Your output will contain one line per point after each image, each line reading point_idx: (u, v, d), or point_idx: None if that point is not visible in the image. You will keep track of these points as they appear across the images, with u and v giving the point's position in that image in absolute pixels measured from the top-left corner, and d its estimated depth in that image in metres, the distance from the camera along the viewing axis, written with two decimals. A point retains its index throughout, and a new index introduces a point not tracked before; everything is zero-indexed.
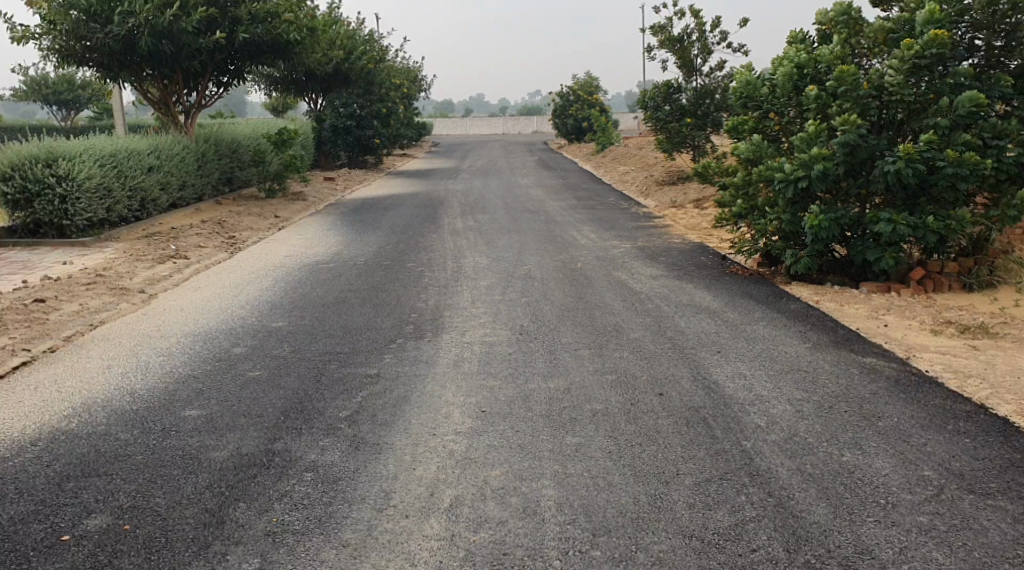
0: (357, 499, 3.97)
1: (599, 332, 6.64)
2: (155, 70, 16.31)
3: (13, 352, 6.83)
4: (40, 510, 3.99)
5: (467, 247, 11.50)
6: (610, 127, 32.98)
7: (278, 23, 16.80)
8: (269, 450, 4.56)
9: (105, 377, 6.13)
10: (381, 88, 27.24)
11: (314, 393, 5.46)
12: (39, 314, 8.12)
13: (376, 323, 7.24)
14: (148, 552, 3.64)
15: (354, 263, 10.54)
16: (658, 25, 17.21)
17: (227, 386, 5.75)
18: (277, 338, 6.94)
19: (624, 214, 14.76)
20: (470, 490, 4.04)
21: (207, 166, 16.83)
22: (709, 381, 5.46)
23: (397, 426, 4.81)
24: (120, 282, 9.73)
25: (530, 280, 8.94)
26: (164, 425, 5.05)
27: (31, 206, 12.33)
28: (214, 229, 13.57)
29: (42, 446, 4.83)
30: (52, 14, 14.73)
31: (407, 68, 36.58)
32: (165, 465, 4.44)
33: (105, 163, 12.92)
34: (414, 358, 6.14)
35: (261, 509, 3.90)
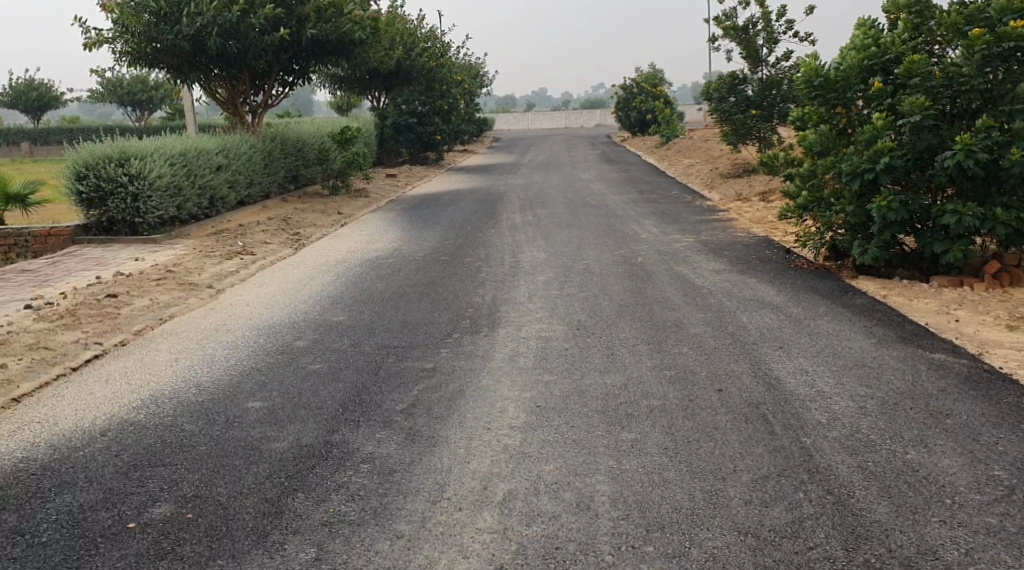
0: (411, 492, 4.00)
1: (658, 327, 6.58)
2: (223, 70, 16.69)
3: (86, 345, 7.06)
4: (108, 498, 4.12)
5: (527, 242, 11.50)
6: (675, 120, 32.67)
7: (343, 21, 17.03)
8: (328, 441, 4.63)
9: (173, 370, 6.30)
10: (442, 85, 27.41)
11: (372, 387, 5.52)
12: (112, 309, 8.38)
13: (433, 318, 7.29)
14: (211, 540, 3.71)
15: (414, 258, 10.64)
16: (724, 14, 16.96)
17: (289, 379, 5.86)
18: (338, 332, 7.05)
19: (687, 207, 14.59)
20: (523, 484, 4.04)
21: (273, 164, 17.16)
22: (770, 376, 5.36)
23: (452, 420, 4.83)
24: (190, 278, 9.99)
25: (589, 275, 8.90)
26: (228, 417, 5.17)
27: (105, 205, 12.73)
28: (280, 226, 13.82)
29: (111, 436, 4.99)
30: (125, 17, 15.20)
31: (468, 64, 36.72)
32: (228, 455, 4.55)
33: (175, 163, 13.28)
34: (470, 352, 6.17)
35: (318, 500, 3.96)
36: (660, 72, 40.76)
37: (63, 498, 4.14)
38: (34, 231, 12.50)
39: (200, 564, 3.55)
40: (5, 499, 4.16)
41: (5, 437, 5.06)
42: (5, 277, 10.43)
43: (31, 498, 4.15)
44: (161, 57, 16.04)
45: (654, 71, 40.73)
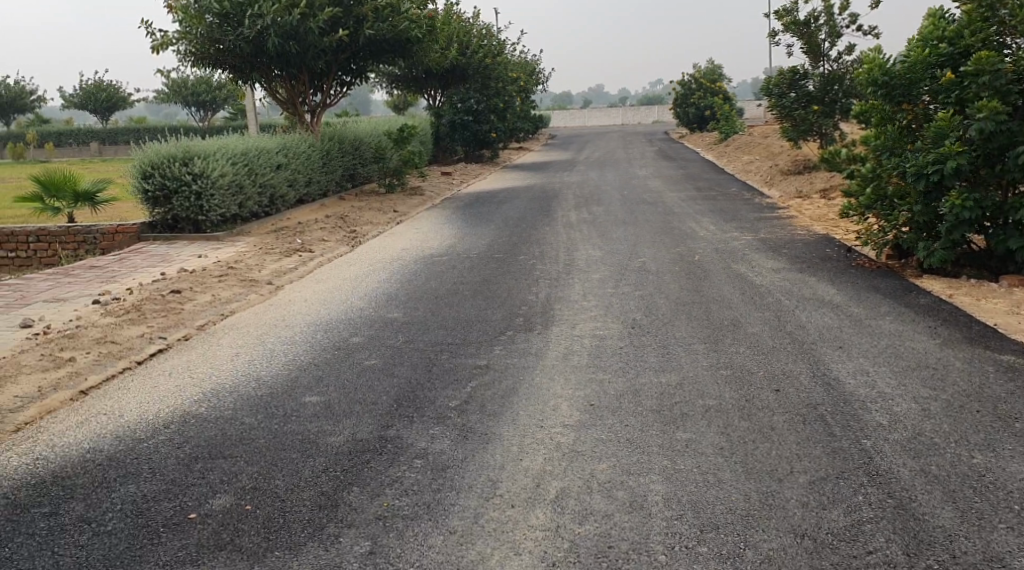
0: (464, 488, 4.02)
1: (715, 326, 6.50)
2: (282, 70, 16.96)
3: (150, 339, 7.24)
4: (170, 489, 4.21)
5: (582, 239, 11.46)
6: (734, 115, 32.25)
7: (400, 20, 17.16)
8: (382, 436, 4.69)
9: (233, 364, 6.44)
10: (498, 82, 27.47)
11: (426, 383, 5.57)
12: (176, 304, 8.58)
13: (487, 315, 7.32)
14: (268, 532, 3.75)
15: (469, 256, 10.69)
16: (784, 9, 16.69)
17: (345, 374, 5.94)
18: (393, 329, 7.11)
19: (745, 205, 14.39)
20: (576, 482, 4.03)
21: (331, 163, 17.40)
22: (829, 377, 5.26)
23: (505, 417, 4.85)
24: (250, 274, 10.19)
25: (645, 273, 8.83)
26: (286, 411, 5.26)
27: (169, 203, 13.04)
28: (337, 224, 14.01)
29: (174, 428, 5.11)
30: (189, 19, 15.58)
31: (524, 61, 36.74)
32: (285, 449, 4.63)
33: (237, 162, 13.55)
34: (523, 350, 6.17)
35: (373, 494, 4.00)
36: (719, 67, 40.25)
37: (128, 488, 4.25)
38: (101, 228, 12.71)
39: (257, 555, 3.59)
40: (73, 488, 4.28)
41: (74, 427, 5.22)
42: (74, 273, 10.76)
43: (98, 488, 4.27)
44: (223, 58, 16.38)
45: (712, 67, 40.26)
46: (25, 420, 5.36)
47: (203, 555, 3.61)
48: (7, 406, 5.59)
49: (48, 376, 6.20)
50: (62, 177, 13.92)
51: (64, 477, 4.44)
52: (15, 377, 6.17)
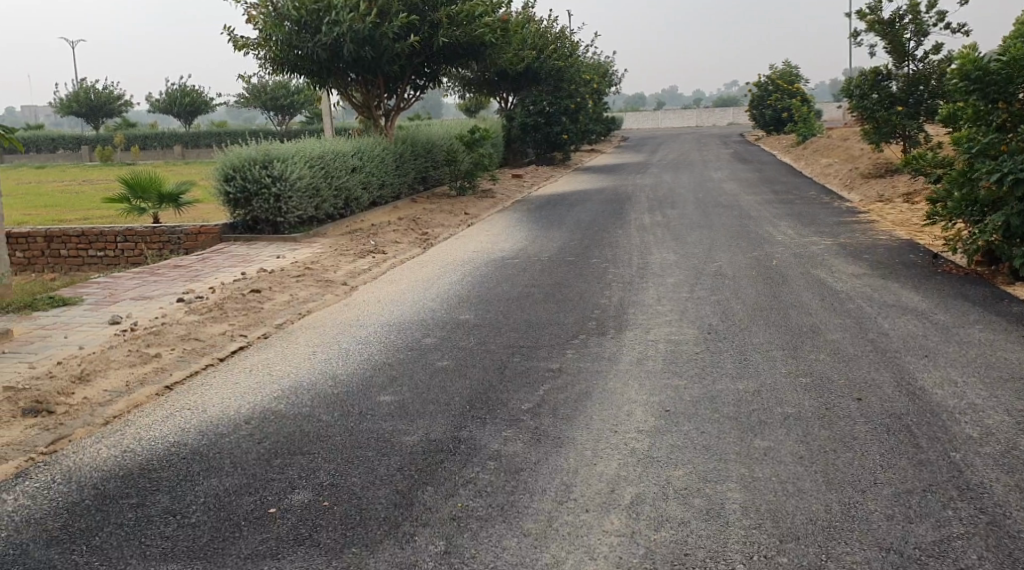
0: (538, 491, 4.01)
1: (793, 333, 6.37)
2: (358, 74, 17.25)
3: (231, 337, 7.43)
4: (250, 484, 4.31)
5: (656, 243, 11.36)
6: (813, 118, 31.57)
7: (475, 25, 17.25)
8: (455, 437, 4.72)
9: (310, 363, 6.56)
10: (570, 85, 27.44)
11: (499, 385, 5.58)
12: (255, 304, 8.78)
13: (559, 319, 7.30)
14: (345, 528, 3.78)
15: (541, 258, 10.69)
16: (868, 8, 16.27)
17: (419, 374, 5.99)
18: (464, 331, 7.15)
19: (824, 209, 14.09)
20: (652, 488, 3.99)
21: (404, 166, 17.63)
22: (915, 387, 5.09)
23: (580, 421, 4.83)
24: (326, 275, 10.38)
25: (721, 278, 8.71)
26: (362, 409, 5.34)
27: (250, 205, 13.38)
28: (410, 226, 14.17)
29: (254, 424, 5.23)
30: (269, 26, 16.08)
31: (596, 63, 36.60)
32: (361, 447, 4.69)
33: (314, 165, 13.85)
34: (597, 354, 6.15)
35: (447, 495, 4.02)
36: (796, 69, 39.44)
37: (210, 482, 4.37)
38: (185, 229, 13.08)
39: (335, 551, 3.61)
40: (159, 481, 4.41)
41: (158, 422, 5.39)
42: (160, 272, 11.12)
43: (182, 481, 4.39)
44: (302, 64, 16.74)
45: (789, 69, 39.48)
46: (114, 414, 5.55)
47: (282, 550, 3.64)
48: (97, 399, 5.80)
49: (135, 371, 6.41)
50: (148, 179, 14.39)
51: (150, 469, 4.58)
52: (105, 371, 6.40)
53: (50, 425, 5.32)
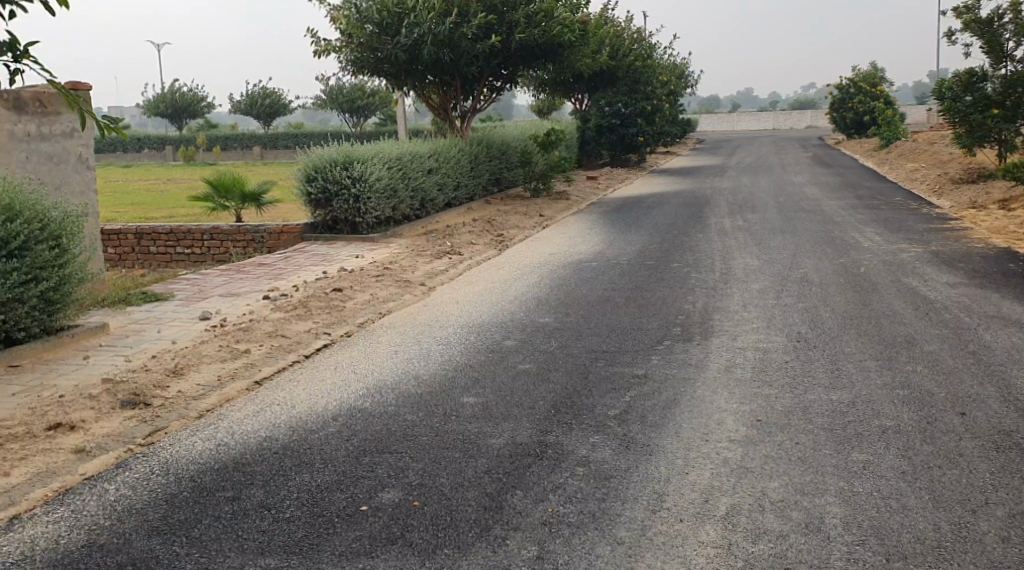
0: (630, 499, 3.97)
1: (887, 342, 6.19)
2: (437, 76, 17.43)
3: (315, 335, 7.56)
4: (341, 480, 4.37)
5: (737, 248, 11.19)
6: (898, 121, 30.62)
7: (553, 25, 17.25)
8: (542, 442, 4.70)
9: (391, 362, 6.63)
10: (648, 87, 26.69)
11: (583, 390, 5.56)
12: (337, 302, 8.92)
13: (642, 324, 7.25)
14: (437, 529, 3.79)
15: (620, 262, 10.63)
16: (965, 6, 15.75)
17: (501, 376, 6.01)
18: (546, 334, 7.15)
19: (913, 215, 13.67)
20: (747, 500, 3.90)
21: (478, 167, 17.76)
22: (1022, 402, 4.88)
23: (669, 429, 4.78)
24: (404, 275, 10.49)
25: (807, 285, 8.51)
26: (447, 409, 5.38)
27: (330, 205, 13.63)
28: (485, 227, 14.24)
29: (342, 421, 5.30)
30: (351, 29, 16.39)
31: (674, 65, 36.24)
32: (448, 447, 4.72)
33: (392, 166, 14.05)
34: (683, 360, 6.08)
35: (538, 499, 4.01)
36: (882, 71, 38.26)
37: (302, 477, 4.44)
38: (268, 228, 13.37)
39: (428, 551, 3.61)
40: (253, 475, 4.50)
41: (250, 416, 5.50)
42: (245, 270, 11.39)
43: (275, 475, 4.48)
44: (382, 66, 17.00)
45: (874, 70, 38.33)
46: (207, 408, 5.68)
47: (375, 548, 3.66)
48: (191, 393, 5.94)
49: (226, 367, 6.56)
50: (233, 179, 14.78)
51: (244, 463, 4.68)
52: (198, 366, 6.57)
53: (147, 418, 5.46)
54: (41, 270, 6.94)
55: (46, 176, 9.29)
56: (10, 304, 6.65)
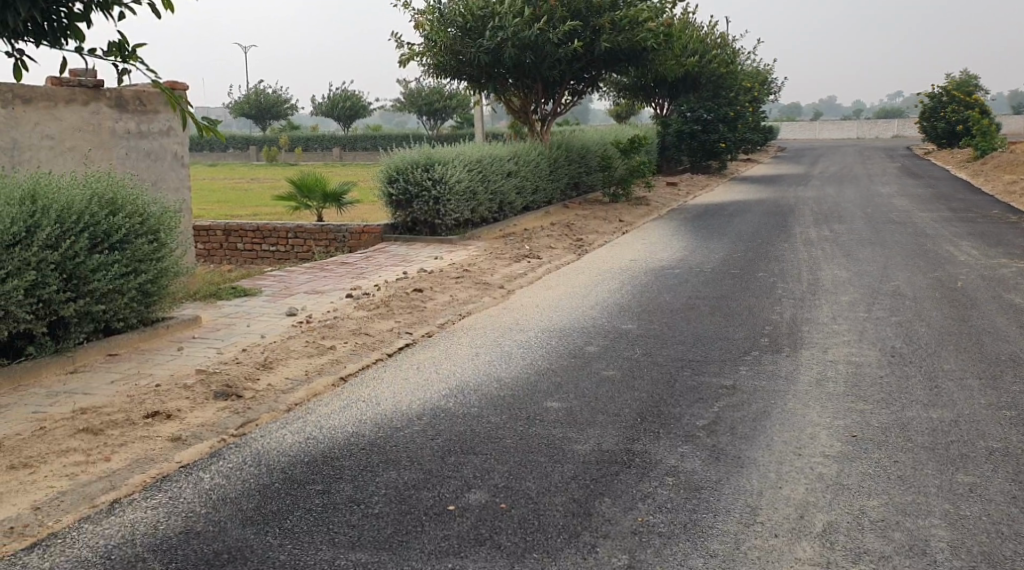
0: (722, 511, 3.89)
1: (990, 361, 5.94)
2: (519, 79, 17.47)
3: (397, 334, 7.64)
4: (428, 479, 4.39)
5: (824, 258, 10.91)
6: (994, 131, 29.41)
7: (638, 30, 17.12)
8: (629, 449, 4.65)
9: (474, 364, 6.64)
10: (730, 93, 26.92)
11: (670, 399, 5.48)
12: (418, 302, 9.00)
13: (728, 333, 7.11)
14: (525, 532, 3.78)
15: (702, 270, 10.47)
16: None
17: (584, 383, 5.96)
18: (629, 340, 7.07)
19: (1012, 228, 13.14)
20: (845, 517, 3.78)
21: (557, 172, 17.74)
22: None
23: (759, 441, 4.68)
24: (483, 277, 10.53)
25: (901, 298, 8.25)
26: (531, 413, 5.36)
27: (410, 206, 13.78)
28: (564, 232, 14.21)
29: (426, 420, 5.34)
30: (434, 33, 16.55)
31: (756, 71, 35.66)
32: (534, 451, 4.70)
33: (473, 169, 14.16)
34: (773, 372, 5.93)
35: (626, 507, 3.96)
36: (976, 79, 36.99)
37: (389, 474, 4.48)
38: (350, 228, 13.57)
39: (517, 553, 3.60)
40: (342, 470, 4.56)
41: (336, 411, 5.58)
42: (328, 268, 11.59)
43: (363, 471, 4.52)
44: (464, 69, 17.12)
45: (968, 78, 37.11)
46: (295, 402, 5.79)
47: (464, 549, 3.66)
48: (280, 387, 6.06)
49: (312, 362, 6.67)
50: (316, 179, 15.06)
51: (333, 457, 4.74)
52: (286, 361, 6.69)
53: (239, 409, 5.59)
54: (140, 263, 7.16)
55: (144, 173, 9.60)
56: (110, 295, 6.88)
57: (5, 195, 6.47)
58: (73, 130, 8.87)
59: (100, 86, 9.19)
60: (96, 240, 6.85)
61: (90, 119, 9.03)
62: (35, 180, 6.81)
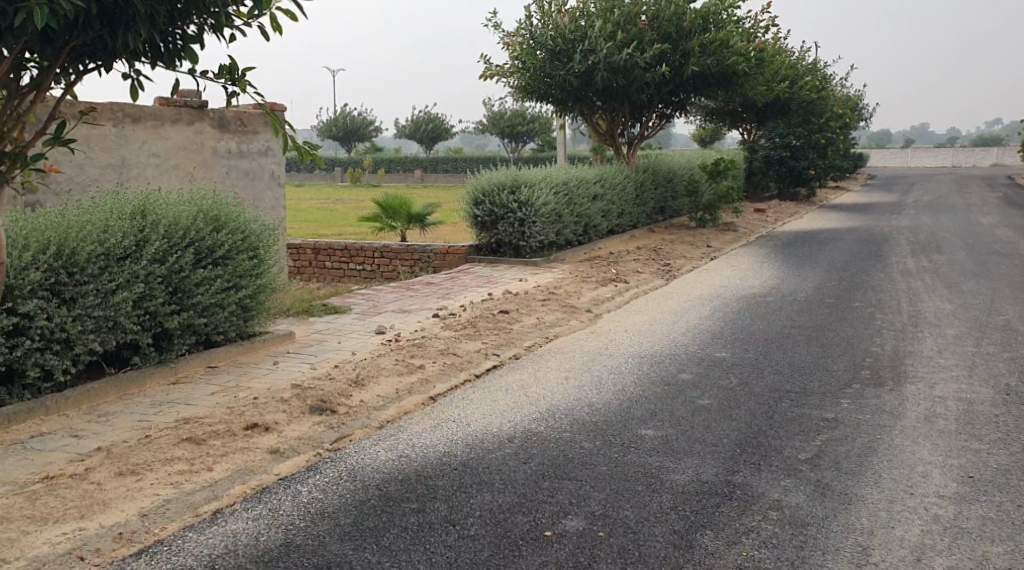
0: (831, 550, 3.73)
1: None
2: (606, 103, 17.44)
3: (485, 355, 7.64)
4: (523, 503, 4.34)
5: (925, 289, 10.53)
6: None
7: (729, 54, 16.92)
8: (730, 481, 4.51)
9: (563, 388, 6.57)
10: (821, 118, 25.90)
11: (769, 431, 5.31)
12: (505, 324, 9.00)
13: (827, 365, 6.88)
14: (625, 563, 3.69)
15: (796, 298, 10.21)
16: None
17: (679, 411, 5.84)
18: (723, 369, 6.91)
19: None
20: (968, 563, 3.59)
21: (643, 195, 17.61)
22: None
23: (867, 478, 4.49)
24: (570, 300, 10.47)
25: (1010, 333, 7.89)
26: (625, 441, 5.26)
27: (496, 228, 13.82)
28: (651, 256, 14.05)
29: (518, 443, 5.30)
30: (523, 55, 16.67)
31: (848, 97, 34.86)
32: (632, 480, 4.61)
33: (559, 192, 14.17)
34: (877, 406, 5.71)
35: (729, 541, 3.84)
36: None
37: (484, 496, 4.45)
38: (435, 248, 13.67)
39: None
40: (436, 489, 4.55)
41: (427, 431, 5.58)
42: (415, 288, 11.69)
43: (458, 492, 4.51)
44: (552, 92, 17.18)
45: None
46: (387, 420, 5.83)
47: None
48: (372, 404, 6.10)
49: (403, 381, 6.70)
50: (402, 201, 15.27)
51: (426, 476, 4.75)
52: (377, 378, 6.75)
53: (334, 424, 5.66)
54: (240, 279, 7.34)
55: (242, 192, 9.88)
56: (212, 309, 7.07)
57: (117, 210, 6.73)
58: (178, 149, 9.19)
59: (204, 107, 9.51)
60: (200, 255, 7.06)
61: (194, 138, 9.35)
62: (146, 196, 7.08)
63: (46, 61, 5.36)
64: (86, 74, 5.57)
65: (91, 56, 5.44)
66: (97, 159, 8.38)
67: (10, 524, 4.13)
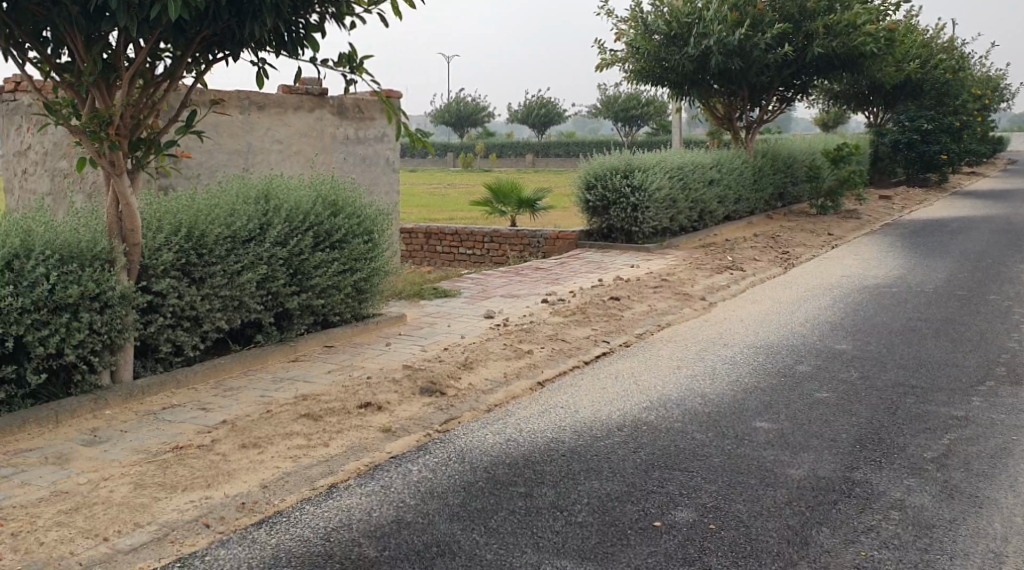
0: (959, 554, 3.55)
1: None
2: (724, 87, 17.03)
3: (595, 341, 7.60)
4: (632, 492, 4.30)
5: None
6: None
7: (856, 35, 16.23)
8: (849, 479, 4.34)
9: (673, 377, 6.47)
10: (956, 101, 24.55)
11: (892, 427, 5.08)
12: (615, 310, 8.93)
13: (958, 361, 6.53)
14: (737, 557, 3.60)
15: (924, 290, 9.73)
16: None
17: (796, 404, 5.66)
18: (844, 362, 6.66)
19: None
20: None
21: (761, 181, 17.12)
22: None
23: (1000, 481, 4.25)
24: (683, 288, 10.29)
25: None
26: (738, 433, 5.13)
27: (608, 213, 13.72)
28: (768, 244, 13.66)
29: (627, 432, 5.24)
30: (638, 40, 16.45)
31: (986, 77, 32.90)
32: (745, 473, 4.49)
33: (674, 177, 13.93)
34: (1013, 406, 5.39)
35: (846, 539, 3.70)
36: None
37: (592, 484, 4.42)
38: (546, 233, 13.66)
39: None
40: (543, 474, 4.56)
41: (535, 416, 5.60)
42: (525, 273, 11.73)
43: (566, 478, 4.50)
44: (668, 77, 16.89)
45: None
46: (496, 403, 5.87)
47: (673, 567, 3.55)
48: (481, 387, 6.16)
49: (511, 365, 6.73)
50: (513, 186, 15.33)
51: (534, 461, 4.76)
52: (487, 361, 6.81)
53: (444, 405, 5.75)
54: (357, 262, 7.54)
55: (360, 177, 10.12)
56: (329, 291, 7.28)
57: (243, 194, 7.01)
58: (300, 135, 9.48)
59: (325, 94, 9.78)
60: (319, 239, 7.27)
61: (315, 125, 9.62)
62: (269, 181, 7.34)
63: (178, 51, 5.61)
64: (215, 63, 5.80)
65: (219, 45, 5.66)
66: (225, 145, 8.73)
67: (143, 490, 4.37)
